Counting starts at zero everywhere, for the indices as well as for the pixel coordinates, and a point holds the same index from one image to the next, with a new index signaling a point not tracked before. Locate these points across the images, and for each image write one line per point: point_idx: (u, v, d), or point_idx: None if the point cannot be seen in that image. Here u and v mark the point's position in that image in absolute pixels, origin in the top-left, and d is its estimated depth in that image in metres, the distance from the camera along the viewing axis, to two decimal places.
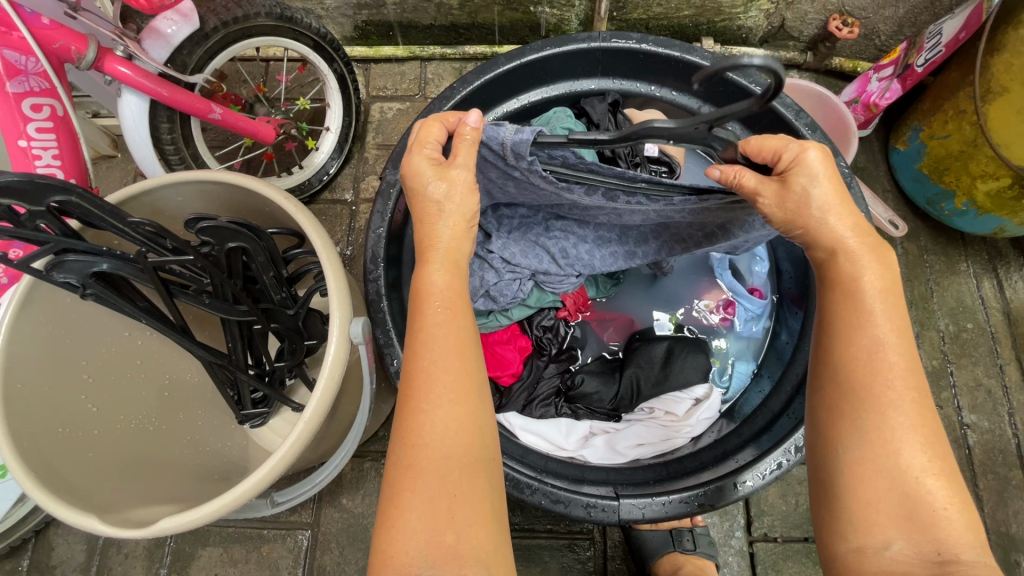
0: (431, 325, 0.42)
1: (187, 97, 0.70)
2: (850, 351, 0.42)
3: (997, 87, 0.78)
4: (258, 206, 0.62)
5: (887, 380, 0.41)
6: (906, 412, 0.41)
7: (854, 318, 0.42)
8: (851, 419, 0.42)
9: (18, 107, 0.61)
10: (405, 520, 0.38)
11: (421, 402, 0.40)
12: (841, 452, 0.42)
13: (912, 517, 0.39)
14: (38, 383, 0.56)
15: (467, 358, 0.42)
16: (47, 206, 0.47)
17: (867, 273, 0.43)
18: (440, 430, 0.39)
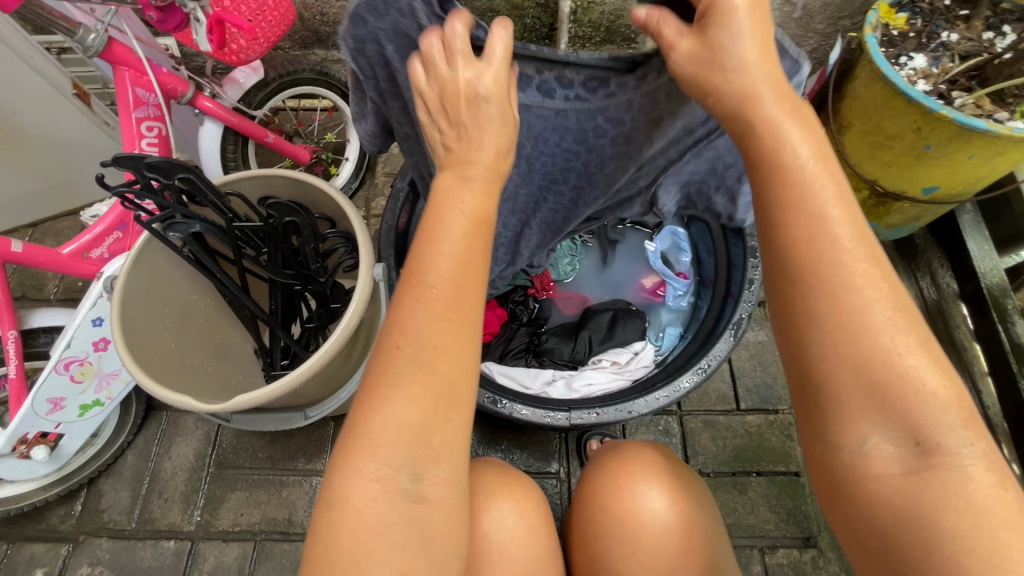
0: (431, 238, 0.42)
1: (250, 124, 0.94)
2: (809, 240, 0.39)
3: (845, 124, 1.05)
4: (305, 196, 0.85)
5: (839, 261, 0.39)
6: (877, 291, 0.38)
7: (795, 201, 0.40)
8: (806, 311, 0.39)
9: (137, 127, 0.84)
10: (385, 406, 0.39)
11: (421, 299, 0.41)
12: (808, 353, 0.40)
13: (886, 408, 0.37)
14: (139, 316, 0.75)
15: (475, 270, 0.43)
16: (173, 180, 0.70)
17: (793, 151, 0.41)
18: (424, 336, 0.40)
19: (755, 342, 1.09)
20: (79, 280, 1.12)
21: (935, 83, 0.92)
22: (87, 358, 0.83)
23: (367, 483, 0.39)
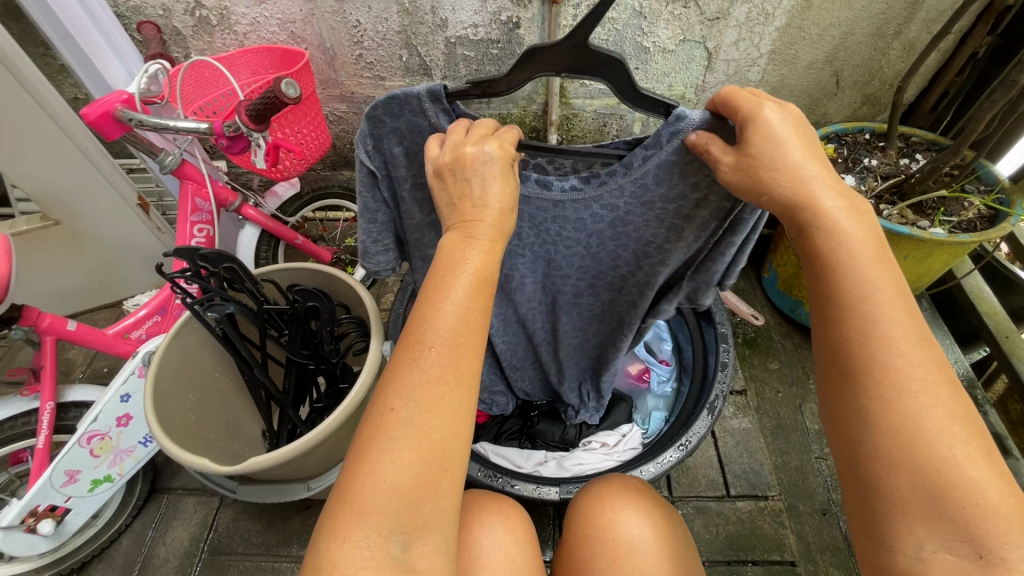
0: (448, 303, 0.45)
1: (283, 228, 1.09)
2: (865, 341, 0.42)
3: None
4: (326, 286, 0.98)
5: (905, 357, 0.41)
6: (945, 392, 0.40)
7: (868, 296, 0.42)
8: (858, 414, 0.42)
9: (190, 229, 1.00)
10: (372, 474, 0.41)
11: (413, 364, 0.43)
12: (860, 445, 0.42)
13: (945, 514, 0.39)
14: (167, 389, 0.83)
15: (471, 334, 0.45)
16: (219, 269, 0.83)
17: (860, 245, 0.44)
18: (428, 396, 0.43)
19: (739, 430, 1.14)
20: (106, 366, 1.22)
21: (864, 198, 1.11)
22: (109, 433, 0.90)
23: (354, 549, 0.40)
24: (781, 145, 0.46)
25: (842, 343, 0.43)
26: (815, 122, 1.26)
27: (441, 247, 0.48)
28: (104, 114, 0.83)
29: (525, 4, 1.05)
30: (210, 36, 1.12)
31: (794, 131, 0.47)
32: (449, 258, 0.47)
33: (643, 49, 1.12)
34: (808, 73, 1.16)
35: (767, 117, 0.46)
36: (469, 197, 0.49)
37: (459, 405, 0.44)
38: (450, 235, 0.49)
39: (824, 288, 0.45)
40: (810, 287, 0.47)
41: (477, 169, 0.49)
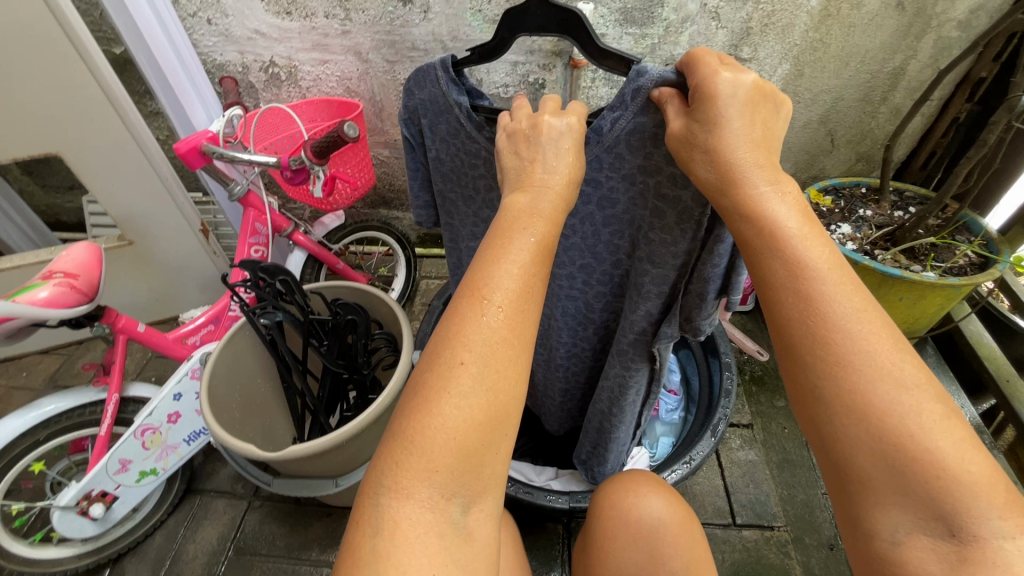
0: (508, 268, 0.50)
1: (327, 254, 1.22)
2: (812, 319, 0.42)
3: None
4: (364, 304, 1.09)
5: (847, 331, 0.41)
6: (896, 362, 0.40)
7: (802, 276, 0.44)
8: (815, 390, 0.42)
9: (248, 250, 1.13)
10: (440, 422, 0.45)
11: (479, 320, 0.48)
12: (822, 425, 0.42)
13: (911, 488, 0.38)
14: (220, 385, 0.93)
15: (529, 299, 0.50)
16: (276, 281, 0.95)
17: (793, 225, 0.45)
18: (489, 353, 0.47)
19: (746, 463, 1.17)
20: (153, 375, 1.35)
21: (860, 244, 1.20)
22: (160, 428, 0.99)
23: (417, 499, 0.43)
24: (717, 127, 0.49)
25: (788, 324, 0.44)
26: (814, 176, 1.37)
27: (505, 213, 0.54)
28: (193, 147, 0.98)
29: (551, 68, 1.21)
30: (277, 90, 1.30)
31: (740, 112, 0.48)
32: (512, 230, 0.52)
33: None
34: (805, 132, 1.28)
35: (712, 88, 0.49)
36: (540, 167, 0.57)
37: (516, 364, 0.48)
38: (507, 208, 0.55)
39: (772, 268, 0.45)
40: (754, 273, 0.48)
41: (549, 135, 0.57)
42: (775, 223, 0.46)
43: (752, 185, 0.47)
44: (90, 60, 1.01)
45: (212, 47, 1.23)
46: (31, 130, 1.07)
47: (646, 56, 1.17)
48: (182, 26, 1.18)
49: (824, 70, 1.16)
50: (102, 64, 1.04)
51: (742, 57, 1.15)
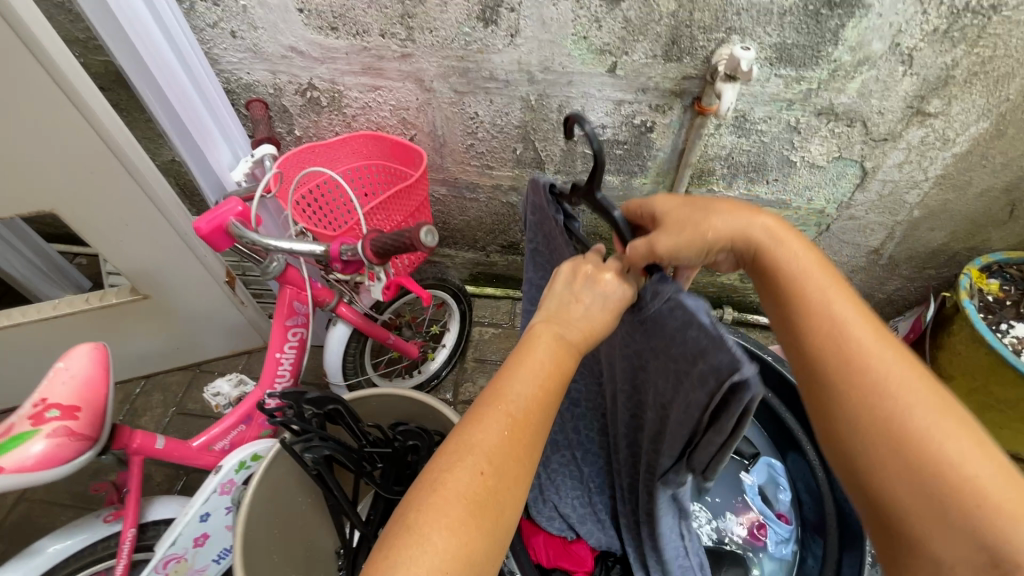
0: (526, 373, 0.45)
1: (375, 328, 1.02)
2: (838, 362, 0.44)
3: (944, 374, 1.06)
4: (426, 417, 0.90)
5: (907, 407, 0.41)
6: (955, 437, 0.40)
7: (856, 356, 0.43)
8: (845, 421, 0.43)
9: (284, 333, 0.94)
10: (431, 521, 0.39)
11: (491, 433, 0.42)
12: (847, 442, 0.43)
13: (917, 470, 0.40)
14: (255, 531, 0.78)
15: (543, 417, 0.44)
16: (324, 408, 0.78)
17: (839, 302, 0.46)
18: (494, 461, 0.41)
19: None
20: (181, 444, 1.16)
21: None
22: (186, 555, 0.85)
23: None
24: (706, 217, 0.53)
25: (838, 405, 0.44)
26: (971, 248, 1.11)
27: (531, 336, 0.48)
28: (217, 227, 0.77)
29: (666, 110, 0.94)
30: (316, 116, 1.05)
31: (729, 206, 0.54)
32: (543, 342, 0.47)
33: (789, 163, 1.00)
34: (979, 200, 1.01)
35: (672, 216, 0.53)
36: (580, 307, 0.49)
37: (514, 484, 0.42)
38: (533, 324, 0.49)
39: (793, 318, 0.47)
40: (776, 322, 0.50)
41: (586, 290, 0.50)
42: (794, 278, 0.48)
43: (762, 249, 0.51)
44: (84, 106, 0.79)
45: (236, 64, 0.98)
46: (15, 188, 0.86)
47: (795, 102, 0.89)
48: (197, 39, 0.94)
49: None
50: (100, 107, 0.82)
51: (926, 112, 0.87)
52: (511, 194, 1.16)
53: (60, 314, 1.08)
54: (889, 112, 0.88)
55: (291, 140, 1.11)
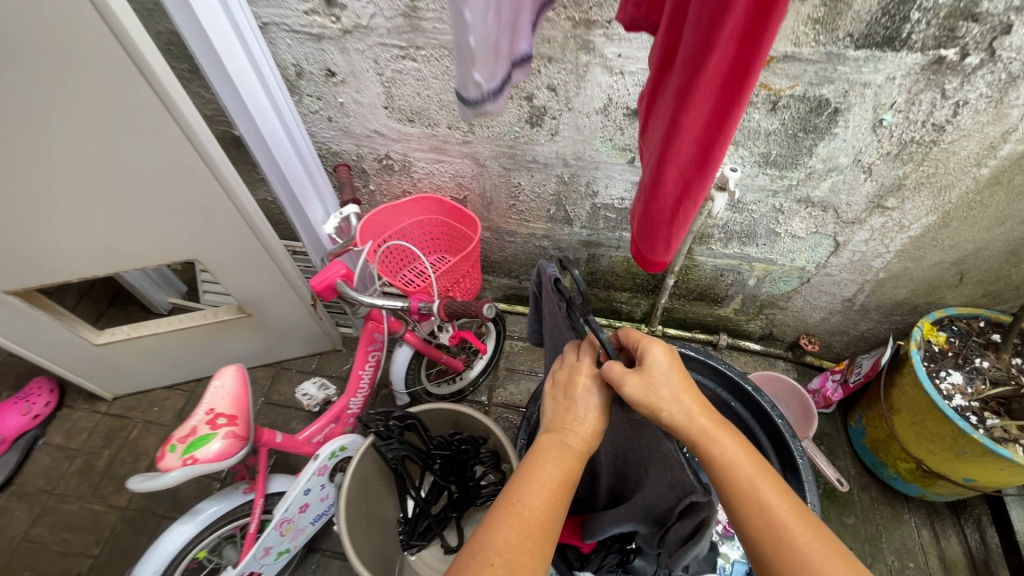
0: (534, 481, 0.62)
1: (432, 350, 1.29)
2: (737, 496, 0.58)
3: (893, 407, 1.30)
4: (472, 426, 1.20)
5: (811, 560, 0.52)
6: (824, 547, 0.53)
7: (780, 538, 0.54)
8: (752, 543, 0.56)
9: (365, 354, 1.21)
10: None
11: (507, 526, 0.57)
12: (761, 560, 0.55)
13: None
14: (353, 506, 1.08)
15: (549, 519, 0.59)
16: (404, 421, 1.09)
17: (766, 485, 0.58)
18: (510, 553, 0.55)
19: None
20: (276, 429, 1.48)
21: (969, 400, 1.18)
22: (294, 518, 1.14)
23: None
24: (660, 373, 0.65)
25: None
26: (929, 302, 1.32)
27: (539, 451, 0.66)
28: (327, 285, 1.03)
29: None
30: (388, 177, 1.30)
31: (667, 361, 0.66)
32: (546, 455, 0.64)
33: (774, 233, 1.21)
34: (933, 268, 1.21)
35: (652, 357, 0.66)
36: (573, 414, 0.69)
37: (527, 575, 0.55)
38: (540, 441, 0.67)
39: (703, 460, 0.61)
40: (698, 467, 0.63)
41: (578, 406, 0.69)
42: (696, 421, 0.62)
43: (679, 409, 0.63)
44: (235, 195, 1.07)
45: (329, 138, 1.22)
46: (177, 247, 1.14)
47: (779, 192, 1.10)
48: (303, 122, 1.18)
49: (975, 224, 1.08)
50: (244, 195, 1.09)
51: (885, 205, 1.08)
52: (543, 239, 1.39)
53: (185, 326, 1.39)
54: (855, 204, 1.09)
55: (366, 192, 1.36)
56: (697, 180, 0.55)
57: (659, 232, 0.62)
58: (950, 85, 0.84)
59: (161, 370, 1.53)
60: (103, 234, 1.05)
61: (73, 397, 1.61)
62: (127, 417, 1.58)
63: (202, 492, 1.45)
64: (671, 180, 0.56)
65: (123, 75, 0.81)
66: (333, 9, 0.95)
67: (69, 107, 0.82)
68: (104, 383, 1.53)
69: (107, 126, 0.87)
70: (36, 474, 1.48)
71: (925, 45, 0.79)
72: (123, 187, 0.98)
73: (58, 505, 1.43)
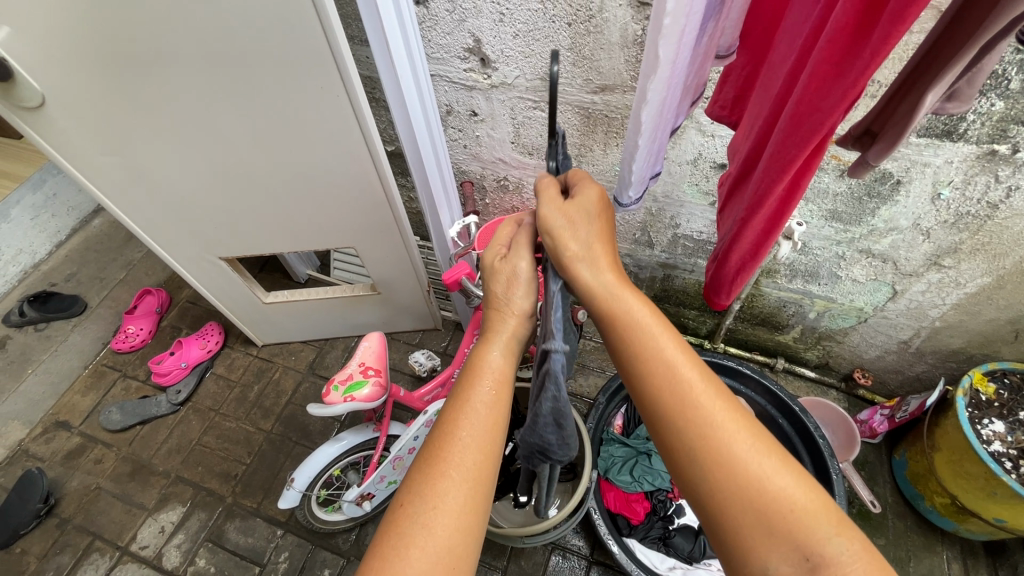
0: (477, 397, 0.74)
1: None
2: (652, 364, 0.67)
3: (933, 444, 1.42)
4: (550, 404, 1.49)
5: (710, 418, 0.63)
6: (723, 410, 0.64)
7: (685, 399, 0.65)
8: (659, 407, 0.66)
9: (470, 337, 1.50)
10: (401, 543, 0.63)
11: (452, 444, 0.70)
12: (667, 423, 0.65)
13: (713, 439, 0.62)
14: None
15: (493, 432, 0.73)
16: None
17: (678, 360, 0.68)
18: (458, 468, 0.69)
19: None
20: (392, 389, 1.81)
21: (1008, 448, 1.30)
22: (404, 456, 1.45)
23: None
24: (584, 205, 0.76)
25: (675, 439, 0.64)
26: (985, 354, 1.42)
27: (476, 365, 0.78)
28: (454, 280, 1.32)
29: None
30: (503, 194, 1.58)
31: (594, 204, 0.77)
32: (481, 376, 0.76)
33: (836, 275, 1.37)
34: (989, 324, 1.32)
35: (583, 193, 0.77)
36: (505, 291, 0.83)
37: (474, 482, 0.69)
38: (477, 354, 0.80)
39: (620, 327, 0.70)
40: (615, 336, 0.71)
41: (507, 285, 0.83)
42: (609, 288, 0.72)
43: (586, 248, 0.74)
44: (395, 206, 1.40)
45: (461, 161, 1.52)
46: (343, 236, 1.50)
47: (842, 242, 1.27)
48: None
49: None
50: (400, 206, 1.42)
51: (941, 264, 1.21)
52: (626, 256, 1.62)
53: (330, 295, 1.75)
54: (913, 260, 1.23)
55: (481, 204, 1.65)
56: (750, 263, 0.77)
57: (724, 285, 0.84)
58: (1003, 173, 0.98)
59: (303, 328, 1.91)
60: (298, 217, 1.42)
61: (233, 339, 2.04)
62: (271, 361, 1.98)
63: (326, 428, 1.82)
64: (734, 258, 0.77)
65: (347, 125, 1.15)
66: (487, 69, 1.22)
67: (305, 141, 1.18)
68: (260, 332, 1.93)
69: (323, 152, 1.22)
70: (206, 396, 1.91)
71: (978, 139, 0.94)
72: (320, 193, 1.34)
73: (221, 421, 1.85)
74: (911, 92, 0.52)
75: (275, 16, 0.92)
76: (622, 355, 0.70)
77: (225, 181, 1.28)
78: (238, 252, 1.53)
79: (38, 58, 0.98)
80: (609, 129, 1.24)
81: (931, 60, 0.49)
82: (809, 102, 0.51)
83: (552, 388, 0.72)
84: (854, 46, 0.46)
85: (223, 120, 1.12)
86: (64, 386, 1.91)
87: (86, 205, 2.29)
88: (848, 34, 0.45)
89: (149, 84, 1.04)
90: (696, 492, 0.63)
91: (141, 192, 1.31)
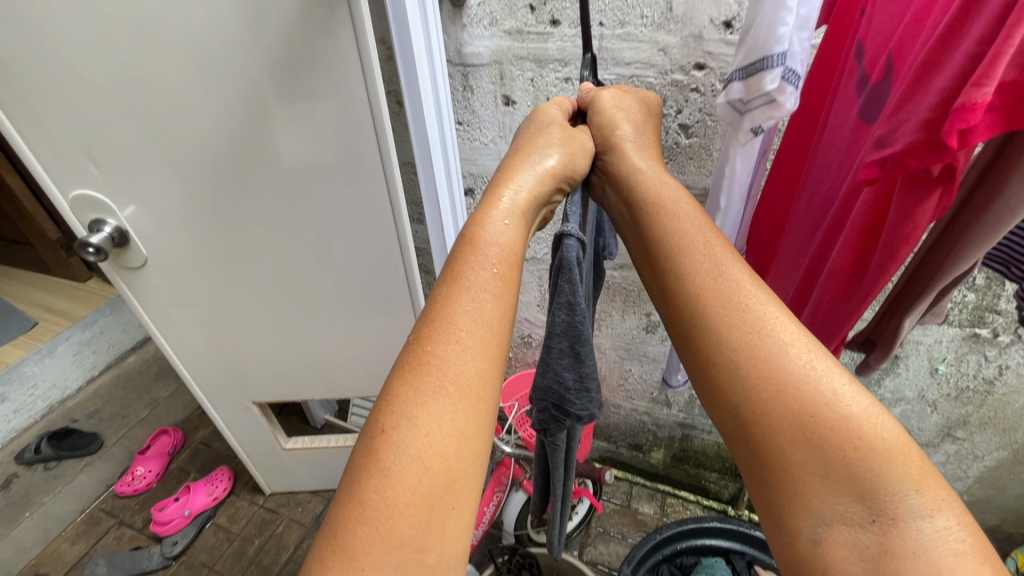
0: (476, 281, 0.60)
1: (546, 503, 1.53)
2: (694, 263, 0.60)
3: None
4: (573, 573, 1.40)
5: (767, 325, 0.55)
6: (783, 318, 0.56)
7: (736, 301, 0.57)
8: (702, 311, 0.58)
9: (490, 495, 1.51)
10: (387, 481, 0.50)
11: (445, 339, 0.56)
12: (712, 327, 0.57)
13: (771, 348, 0.54)
14: None
15: (495, 334, 0.58)
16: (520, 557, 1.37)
17: (728, 261, 0.60)
18: (452, 370, 0.55)
19: None
20: None
21: None
22: None
23: (386, 516, 0.48)
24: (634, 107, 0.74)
25: (720, 353, 0.55)
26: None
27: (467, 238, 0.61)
28: None
29: None
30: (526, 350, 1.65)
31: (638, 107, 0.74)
32: (474, 251, 0.61)
33: None
34: (1019, 500, 1.31)
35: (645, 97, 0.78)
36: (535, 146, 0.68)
37: (477, 397, 0.55)
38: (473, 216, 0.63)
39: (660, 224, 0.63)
40: (651, 236, 0.64)
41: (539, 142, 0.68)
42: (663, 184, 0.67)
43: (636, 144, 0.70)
44: None
45: None
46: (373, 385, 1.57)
47: None
48: None
49: None
50: None
51: (955, 435, 1.25)
52: (644, 413, 1.66)
53: (349, 443, 1.76)
54: (927, 429, 1.27)
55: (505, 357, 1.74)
56: None
57: None
58: (991, 352, 1.08)
59: (315, 476, 1.88)
60: (335, 364, 1.50)
61: (240, 485, 1.99)
62: (277, 512, 1.91)
63: None
64: None
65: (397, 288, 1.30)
66: None
67: (356, 299, 1.33)
68: (271, 479, 1.90)
69: (370, 308, 1.35)
70: (202, 550, 1.79)
71: (961, 324, 1.06)
72: (360, 344, 1.44)
73: None
74: (892, 317, 0.66)
75: (353, 204, 1.12)
76: (657, 258, 0.63)
77: (278, 330, 1.40)
78: (269, 396, 1.60)
79: (150, 228, 1.18)
80: (627, 299, 1.37)
81: (902, 296, 0.64)
82: (826, 314, 0.64)
83: (567, 289, 0.62)
84: (852, 284, 0.59)
85: (289, 279, 1.27)
86: (55, 532, 1.82)
87: (125, 343, 2.43)
88: (845, 275, 0.59)
89: (233, 252, 1.22)
90: (738, 413, 0.54)
91: (196, 337, 1.43)
